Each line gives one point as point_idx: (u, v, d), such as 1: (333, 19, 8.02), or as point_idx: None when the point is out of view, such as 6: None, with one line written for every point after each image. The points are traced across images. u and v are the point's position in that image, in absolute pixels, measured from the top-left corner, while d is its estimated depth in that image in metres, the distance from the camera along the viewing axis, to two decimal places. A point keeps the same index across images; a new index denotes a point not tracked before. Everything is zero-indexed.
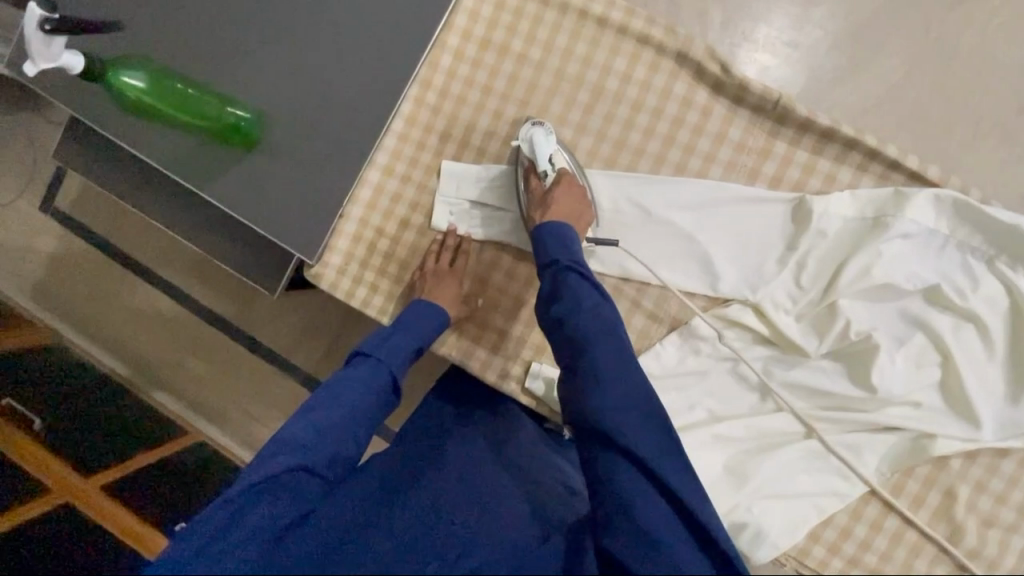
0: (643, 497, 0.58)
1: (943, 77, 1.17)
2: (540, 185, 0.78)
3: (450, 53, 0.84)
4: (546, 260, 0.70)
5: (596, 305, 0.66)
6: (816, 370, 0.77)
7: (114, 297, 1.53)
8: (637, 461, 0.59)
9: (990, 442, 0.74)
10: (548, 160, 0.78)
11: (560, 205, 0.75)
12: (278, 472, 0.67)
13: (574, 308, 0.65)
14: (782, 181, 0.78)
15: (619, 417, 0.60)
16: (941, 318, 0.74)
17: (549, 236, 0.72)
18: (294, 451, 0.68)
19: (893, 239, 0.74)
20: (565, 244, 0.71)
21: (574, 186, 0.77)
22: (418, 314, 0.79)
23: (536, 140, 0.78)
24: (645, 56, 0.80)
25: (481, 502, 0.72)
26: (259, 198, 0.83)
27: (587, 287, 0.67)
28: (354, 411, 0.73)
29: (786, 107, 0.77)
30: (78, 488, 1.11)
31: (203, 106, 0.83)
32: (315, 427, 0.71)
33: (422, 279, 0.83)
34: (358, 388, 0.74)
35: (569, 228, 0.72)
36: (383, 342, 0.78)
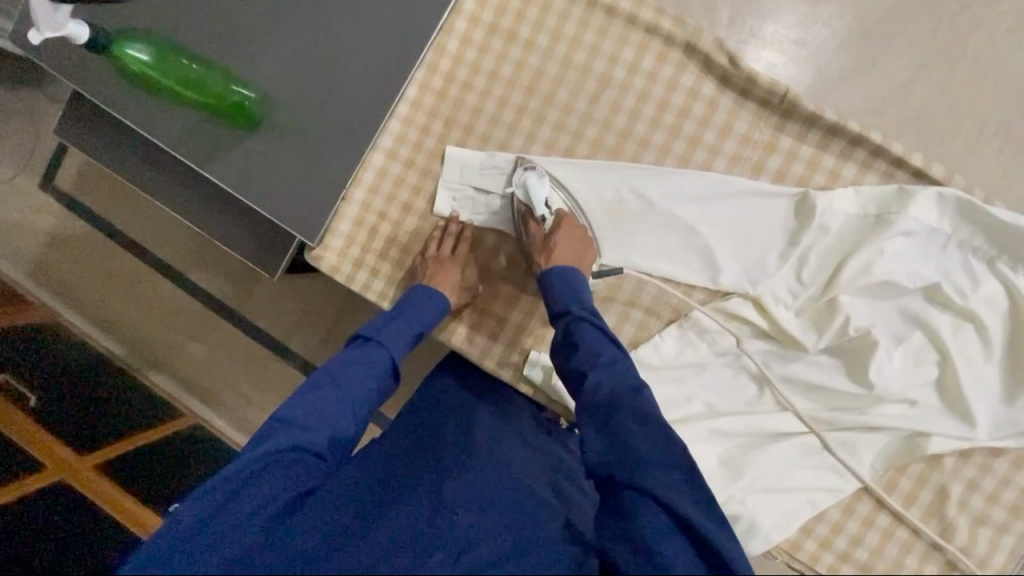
0: (657, 525, 0.58)
1: (949, 79, 1.17)
2: (539, 230, 0.78)
3: (457, 38, 0.83)
4: (557, 310, 0.72)
5: (612, 358, 0.67)
6: (813, 366, 0.77)
7: (112, 277, 1.52)
8: (656, 499, 0.59)
9: (985, 442, 0.74)
10: (544, 203, 0.78)
11: (563, 248, 0.75)
12: (276, 451, 0.68)
13: (591, 360, 0.67)
14: (786, 176, 0.78)
15: (637, 459, 0.61)
16: (940, 317, 0.75)
17: (558, 282, 0.73)
18: (291, 430, 0.69)
19: (895, 237, 0.74)
20: (575, 292, 0.72)
21: (573, 228, 0.77)
22: (418, 299, 0.80)
23: (530, 184, 0.78)
24: (653, 46, 0.79)
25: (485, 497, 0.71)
26: (261, 178, 0.83)
27: (600, 336, 0.69)
28: (352, 393, 0.74)
29: (793, 102, 0.77)
30: (73, 466, 1.11)
31: (207, 83, 0.82)
32: (313, 407, 0.71)
33: (423, 264, 0.83)
34: (358, 371, 0.75)
35: (580, 275, 0.74)
36: (383, 326, 0.79)
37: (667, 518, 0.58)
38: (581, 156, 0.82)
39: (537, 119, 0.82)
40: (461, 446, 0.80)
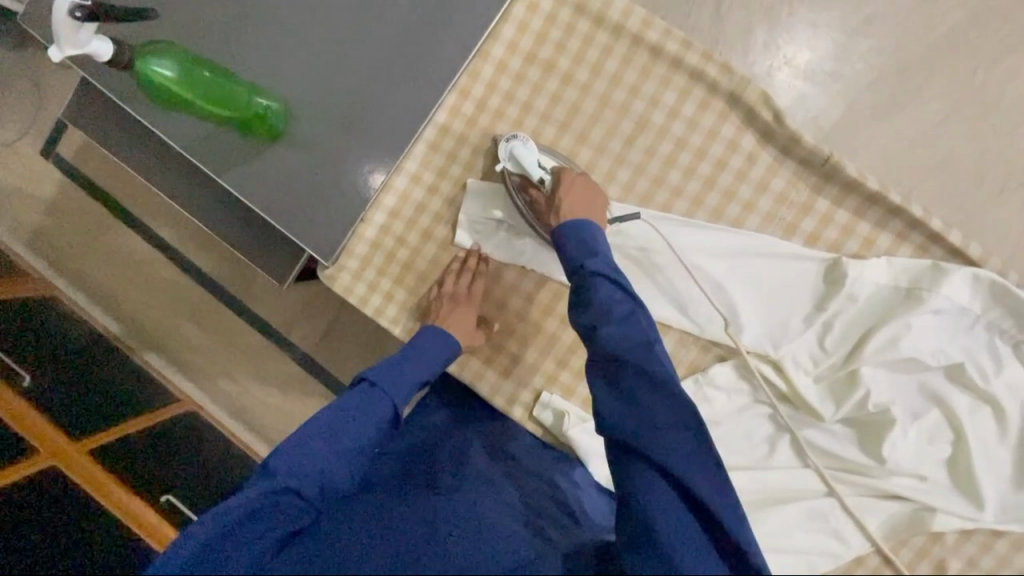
0: (666, 508, 0.58)
1: (981, 128, 1.14)
2: (542, 193, 0.76)
3: (493, 65, 0.80)
4: (573, 264, 0.68)
5: (628, 314, 0.64)
6: (826, 433, 0.77)
7: (111, 254, 1.49)
8: (666, 473, 0.59)
9: (991, 523, 0.74)
10: (538, 166, 0.76)
11: (572, 200, 0.72)
12: (266, 496, 0.68)
13: (604, 317, 0.63)
14: (819, 239, 0.76)
15: (651, 426, 0.60)
16: (960, 397, 0.74)
17: (574, 235, 0.69)
18: (284, 476, 0.69)
19: (925, 313, 0.73)
20: (591, 247, 0.68)
21: (575, 179, 0.74)
22: (426, 340, 0.79)
23: (518, 153, 0.76)
24: (695, 93, 0.76)
25: (471, 513, 0.71)
26: (279, 192, 0.80)
27: (615, 291, 0.65)
28: (348, 442, 0.73)
29: (835, 165, 0.74)
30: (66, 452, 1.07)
31: (226, 94, 0.78)
32: (308, 454, 0.71)
33: (439, 300, 0.82)
34: (358, 415, 0.74)
35: (593, 227, 0.69)
36: (388, 369, 0.78)
37: (675, 495, 0.59)
38: (610, 199, 0.79)
39: (568, 156, 0.80)
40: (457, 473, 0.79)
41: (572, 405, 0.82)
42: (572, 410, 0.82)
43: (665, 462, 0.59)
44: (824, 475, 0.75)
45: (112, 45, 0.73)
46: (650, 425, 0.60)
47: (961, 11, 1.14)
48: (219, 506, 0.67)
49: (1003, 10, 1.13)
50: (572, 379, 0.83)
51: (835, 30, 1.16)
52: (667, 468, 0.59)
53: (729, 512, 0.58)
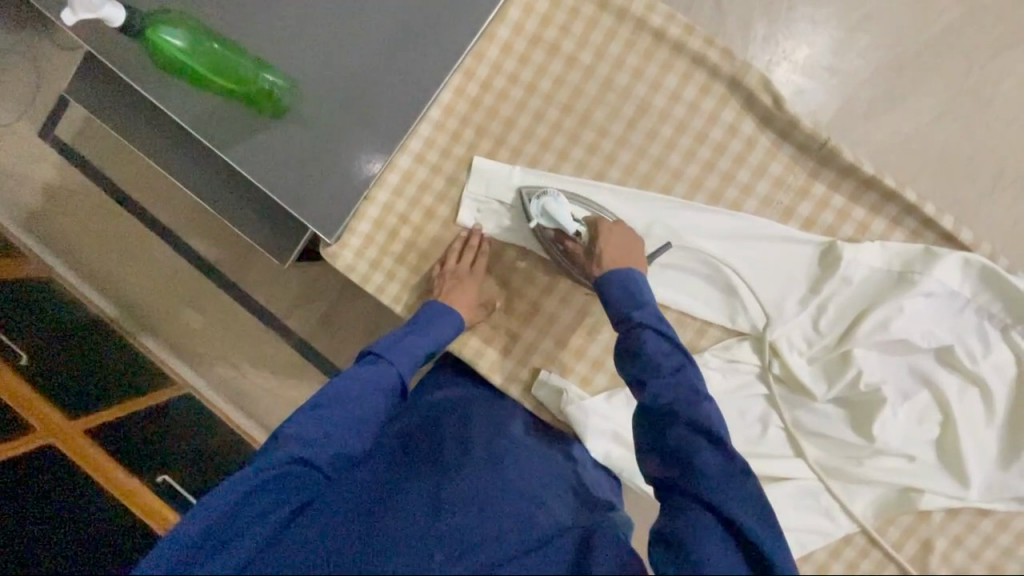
0: (714, 545, 0.57)
1: (972, 123, 1.16)
2: (580, 245, 0.77)
3: (498, 46, 0.81)
4: (617, 314, 0.69)
5: (677, 367, 0.65)
6: (817, 414, 0.78)
7: (109, 236, 1.49)
8: (712, 508, 0.59)
9: (976, 501, 0.76)
10: (572, 219, 0.77)
11: (613, 249, 0.73)
12: (281, 466, 0.68)
13: (652, 369, 0.64)
14: (815, 223, 0.78)
15: (699, 470, 0.60)
16: (949, 378, 0.76)
17: (616, 284, 0.70)
18: (298, 445, 0.70)
19: (917, 296, 0.75)
20: (637, 298, 0.69)
21: (612, 229, 0.75)
22: (432, 315, 0.80)
23: (551, 210, 0.76)
24: (697, 77, 0.78)
25: (480, 499, 0.72)
26: (284, 168, 0.81)
27: (663, 343, 0.66)
28: (358, 412, 0.74)
29: (832, 150, 0.76)
30: (61, 430, 1.06)
31: (238, 69, 0.80)
32: (321, 424, 0.72)
33: (440, 278, 0.82)
34: (369, 389, 0.76)
35: (637, 275, 0.71)
36: (394, 342, 0.79)
37: (722, 531, 0.58)
38: (612, 180, 0.80)
39: (571, 137, 0.81)
40: (461, 448, 0.80)
41: (569, 383, 0.83)
42: (570, 388, 0.83)
43: (712, 500, 0.59)
44: (819, 473, 0.76)
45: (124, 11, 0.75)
46: (676, 443, 0.61)
47: (958, 9, 1.16)
48: (233, 476, 0.68)
49: (997, 9, 1.15)
50: (570, 358, 0.84)
51: (832, 24, 1.18)
52: (715, 506, 0.59)
53: (751, 515, 0.59)
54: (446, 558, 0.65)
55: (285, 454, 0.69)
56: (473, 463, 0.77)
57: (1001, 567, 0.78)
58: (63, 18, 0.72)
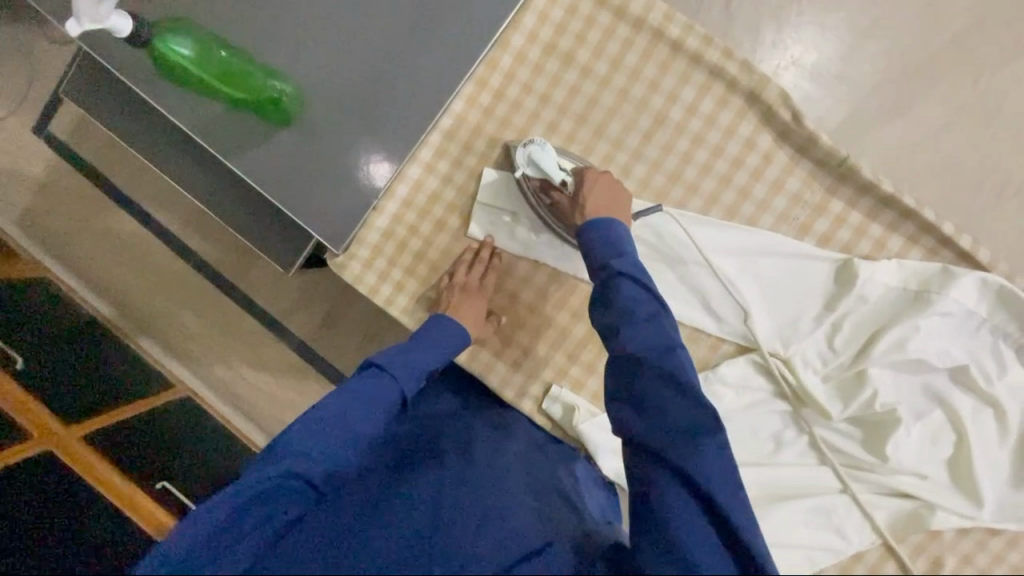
0: (678, 509, 0.58)
1: (979, 134, 1.16)
2: (565, 194, 0.76)
3: (512, 55, 0.79)
4: (597, 262, 0.68)
5: (651, 315, 0.64)
6: (834, 431, 0.78)
7: (106, 236, 1.46)
8: (677, 471, 0.59)
9: (988, 521, 0.75)
10: (559, 169, 0.75)
11: (597, 198, 0.72)
12: (275, 481, 0.67)
13: (628, 317, 0.63)
14: (831, 240, 0.77)
15: (668, 428, 0.60)
16: (963, 398, 0.75)
17: (600, 233, 0.69)
18: (293, 460, 0.68)
19: (934, 315, 0.74)
20: (616, 245, 0.68)
21: (597, 177, 0.73)
22: (436, 329, 0.78)
23: (538, 158, 0.75)
24: (715, 89, 0.76)
25: (479, 509, 0.72)
26: (289, 179, 0.79)
27: (641, 292, 0.65)
28: (357, 427, 0.72)
29: (851, 167, 0.75)
30: (58, 436, 1.04)
31: (244, 76, 0.77)
32: (317, 438, 0.69)
33: (448, 290, 0.81)
34: (367, 401, 0.73)
35: (619, 224, 0.70)
36: (398, 355, 0.77)
37: (689, 496, 0.58)
38: None
39: (586, 149, 0.79)
40: (461, 462, 0.80)
41: (580, 399, 0.82)
42: (581, 404, 0.82)
43: (680, 464, 0.59)
44: (841, 475, 0.77)
45: (132, 21, 0.75)
46: (654, 403, 0.61)
47: (967, 17, 1.15)
48: (224, 490, 0.66)
49: (1006, 19, 1.15)
50: (582, 373, 0.83)
51: (842, 32, 1.17)
52: (681, 470, 0.59)
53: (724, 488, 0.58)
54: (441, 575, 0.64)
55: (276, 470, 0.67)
56: (475, 477, 0.77)
57: None
58: (67, 26, 0.71)
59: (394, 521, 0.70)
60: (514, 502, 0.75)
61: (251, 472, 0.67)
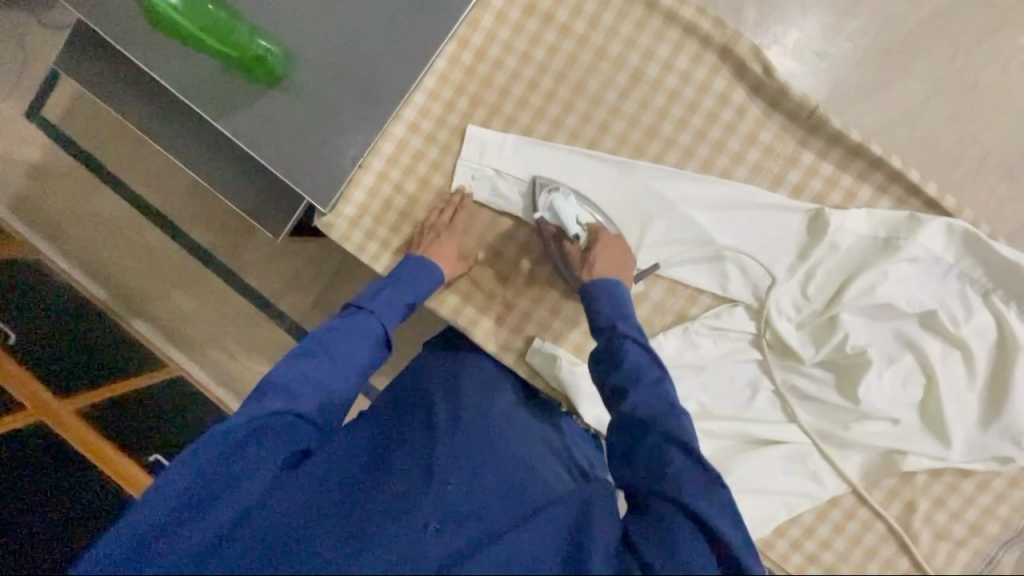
0: (690, 549, 0.60)
1: (967, 104, 1.14)
2: (575, 248, 0.78)
3: (492, 15, 0.82)
4: (603, 321, 0.70)
5: (657, 377, 0.67)
6: (809, 379, 0.80)
7: (97, 218, 1.45)
8: (692, 515, 0.61)
9: (957, 462, 0.78)
10: (575, 221, 0.77)
11: (605, 264, 0.74)
12: (263, 418, 0.69)
13: (635, 379, 0.66)
14: (804, 191, 0.79)
15: (677, 480, 0.63)
16: (932, 343, 0.78)
17: (604, 292, 0.71)
18: (282, 396, 0.71)
19: (901, 261, 0.76)
20: (621, 306, 0.71)
21: (609, 242, 0.76)
22: (410, 268, 0.80)
23: (558, 206, 0.78)
24: (689, 46, 0.79)
25: (472, 467, 0.73)
26: (276, 135, 0.80)
27: (644, 356, 0.68)
28: (347, 361, 0.76)
29: (821, 119, 0.77)
30: (50, 408, 1.07)
31: (232, 34, 0.80)
32: (306, 374, 0.73)
33: (421, 233, 0.83)
34: (351, 339, 0.76)
35: (622, 287, 0.73)
36: (376, 294, 0.79)
37: (700, 537, 0.61)
38: (605, 149, 0.81)
39: (565, 106, 0.82)
40: (454, 416, 0.80)
41: (562, 349, 0.85)
42: (563, 354, 0.84)
43: (691, 506, 0.61)
44: (807, 429, 0.80)
45: None
46: (651, 449, 0.64)
47: None
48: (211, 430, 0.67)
49: None
50: (564, 326, 0.85)
51: None
52: (694, 512, 0.61)
53: (716, 510, 0.61)
54: (440, 527, 0.66)
55: (265, 407, 0.69)
56: (470, 432, 0.78)
57: (982, 527, 0.80)
58: None
59: (387, 483, 0.71)
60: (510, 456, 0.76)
61: (243, 410, 0.69)
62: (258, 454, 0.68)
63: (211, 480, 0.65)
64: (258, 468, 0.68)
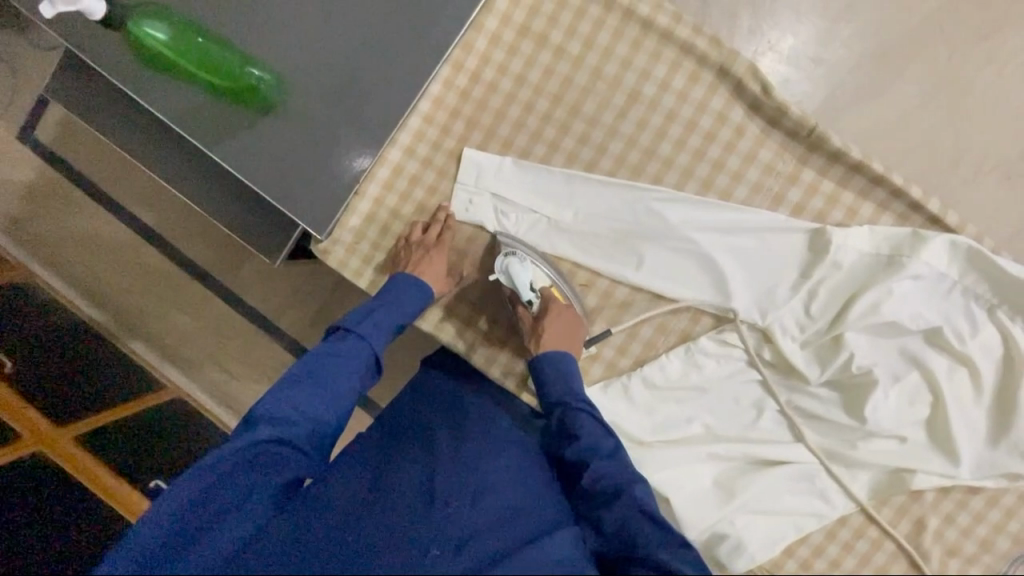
0: None
1: (964, 106, 1.14)
2: (528, 312, 0.79)
3: (486, 37, 0.81)
4: (553, 399, 0.74)
5: (610, 449, 0.71)
6: (814, 398, 0.80)
7: (93, 239, 1.44)
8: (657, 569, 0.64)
9: (966, 480, 0.77)
10: (529, 287, 0.78)
11: (554, 334, 0.77)
12: (249, 448, 0.68)
13: (592, 452, 0.70)
14: (804, 210, 0.79)
15: (639, 542, 0.66)
16: (938, 360, 0.77)
17: (552, 369, 0.75)
18: (269, 425, 0.69)
19: (906, 279, 0.75)
20: (568, 380, 0.74)
21: (562, 312, 0.78)
22: (400, 289, 0.78)
23: (514, 271, 0.78)
24: (685, 65, 0.78)
25: (472, 486, 0.71)
26: (269, 165, 0.79)
27: (597, 426, 0.72)
28: (336, 386, 0.73)
29: (820, 136, 0.76)
30: (50, 438, 1.05)
31: (222, 64, 0.78)
32: (293, 401, 0.71)
33: (406, 249, 0.82)
34: (339, 364, 0.74)
35: (572, 361, 0.76)
36: (365, 316, 0.77)
37: None
38: (603, 170, 0.81)
39: (562, 129, 0.81)
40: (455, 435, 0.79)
41: None
42: None
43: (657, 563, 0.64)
44: (813, 449, 0.79)
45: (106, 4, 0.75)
46: (615, 521, 0.68)
47: None
48: (202, 458, 0.68)
49: None
50: None
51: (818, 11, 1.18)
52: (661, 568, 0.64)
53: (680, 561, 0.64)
54: (440, 555, 0.66)
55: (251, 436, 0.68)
56: (467, 452, 0.75)
57: (991, 543, 0.80)
58: (41, 10, 0.71)
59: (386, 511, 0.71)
60: (508, 470, 0.73)
61: (230, 438, 0.69)
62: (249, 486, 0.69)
63: (201, 513, 0.67)
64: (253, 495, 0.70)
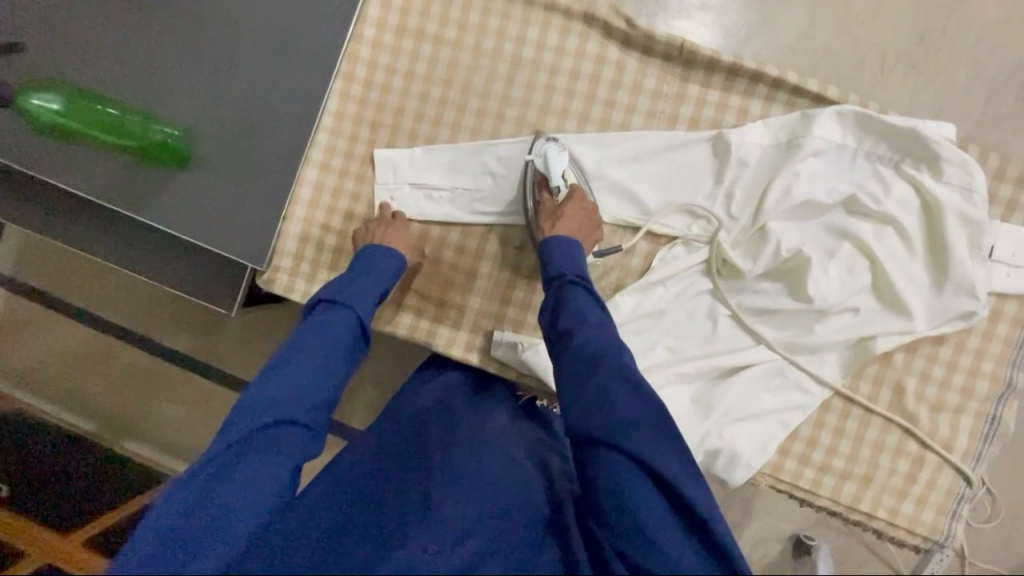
0: (638, 490, 0.57)
1: None
2: (552, 200, 0.80)
3: (368, 45, 0.86)
4: (552, 272, 0.71)
5: (602, 321, 0.66)
6: (761, 294, 0.82)
7: (72, 354, 1.35)
8: (639, 461, 0.57)
9: (924, 331, 0.79)
10: (561, 175, 0.79)
11: (572, 220, 0.77)
12: (246, 435, 0.63)
13: (579, 319, 0.66)
14: (699, 121, 0.83)
15: (622, 423, 0.59)
16: (863, 225, 0.79)
17: (557, 249, 0.73)
18: (268, 407, 0.64)
19: (808, 157, 0.79)
20: (572, 258, 0.72)
21: (585, 204, 0.79)
22: (375, 257, 0.79)
23: (551, 155, 0.79)
24: (554, 21, 0.83)
25: (479, 476, 0.65)
26: (196, 213, 0.81)
27: (592, 301, 0.68)
28: (324, 356, 0.69)
29: (692, 51, 0.82)
30: (58, 547, 1.04)
31: (131, 131, 0.82)
32: (288, 379, 0.67)
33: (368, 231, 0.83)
34: (323, 334, 0.70)
35: (577, 244, 0.74)
36: (347, 287, 0.75)
37: (650, 486, 0.57)
38: (506, 135, 0.85)
39: (459, 109, 0.85)
40: (445, 422, 0.76)
41: (523, 335, 0.85)
42: (523, 338, 0.84)
43: (641, 455, 0.57)
44: (773, 346, 0.81)
45: None
46: (596, 390, 0.61)
47: None
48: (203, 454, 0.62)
49: None
50: (518, 312, 0.87)
51: None
52: (642, 457, 0.57)
53: (666, 453, 0.58)
54: (439, 549, 0.58)
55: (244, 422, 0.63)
56: (460, 444, 0.71)
57: (973, 389, 0.81)
58: None
59: (365, 523, 0.64)
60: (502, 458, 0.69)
61: (227, 428, 0.63)
62: (245, 487, 0.61)
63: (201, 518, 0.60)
64: (251, 496, 0.61)
